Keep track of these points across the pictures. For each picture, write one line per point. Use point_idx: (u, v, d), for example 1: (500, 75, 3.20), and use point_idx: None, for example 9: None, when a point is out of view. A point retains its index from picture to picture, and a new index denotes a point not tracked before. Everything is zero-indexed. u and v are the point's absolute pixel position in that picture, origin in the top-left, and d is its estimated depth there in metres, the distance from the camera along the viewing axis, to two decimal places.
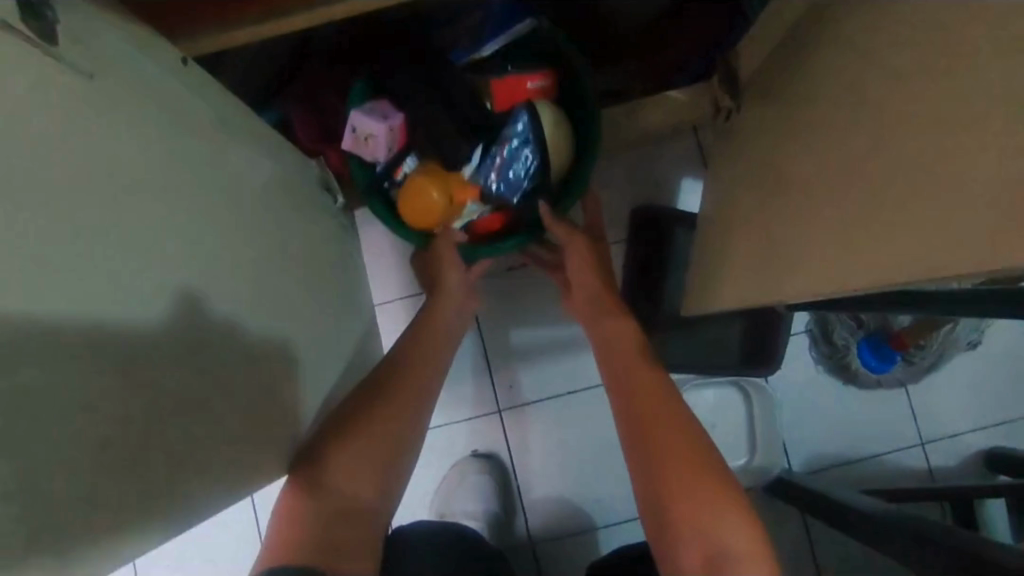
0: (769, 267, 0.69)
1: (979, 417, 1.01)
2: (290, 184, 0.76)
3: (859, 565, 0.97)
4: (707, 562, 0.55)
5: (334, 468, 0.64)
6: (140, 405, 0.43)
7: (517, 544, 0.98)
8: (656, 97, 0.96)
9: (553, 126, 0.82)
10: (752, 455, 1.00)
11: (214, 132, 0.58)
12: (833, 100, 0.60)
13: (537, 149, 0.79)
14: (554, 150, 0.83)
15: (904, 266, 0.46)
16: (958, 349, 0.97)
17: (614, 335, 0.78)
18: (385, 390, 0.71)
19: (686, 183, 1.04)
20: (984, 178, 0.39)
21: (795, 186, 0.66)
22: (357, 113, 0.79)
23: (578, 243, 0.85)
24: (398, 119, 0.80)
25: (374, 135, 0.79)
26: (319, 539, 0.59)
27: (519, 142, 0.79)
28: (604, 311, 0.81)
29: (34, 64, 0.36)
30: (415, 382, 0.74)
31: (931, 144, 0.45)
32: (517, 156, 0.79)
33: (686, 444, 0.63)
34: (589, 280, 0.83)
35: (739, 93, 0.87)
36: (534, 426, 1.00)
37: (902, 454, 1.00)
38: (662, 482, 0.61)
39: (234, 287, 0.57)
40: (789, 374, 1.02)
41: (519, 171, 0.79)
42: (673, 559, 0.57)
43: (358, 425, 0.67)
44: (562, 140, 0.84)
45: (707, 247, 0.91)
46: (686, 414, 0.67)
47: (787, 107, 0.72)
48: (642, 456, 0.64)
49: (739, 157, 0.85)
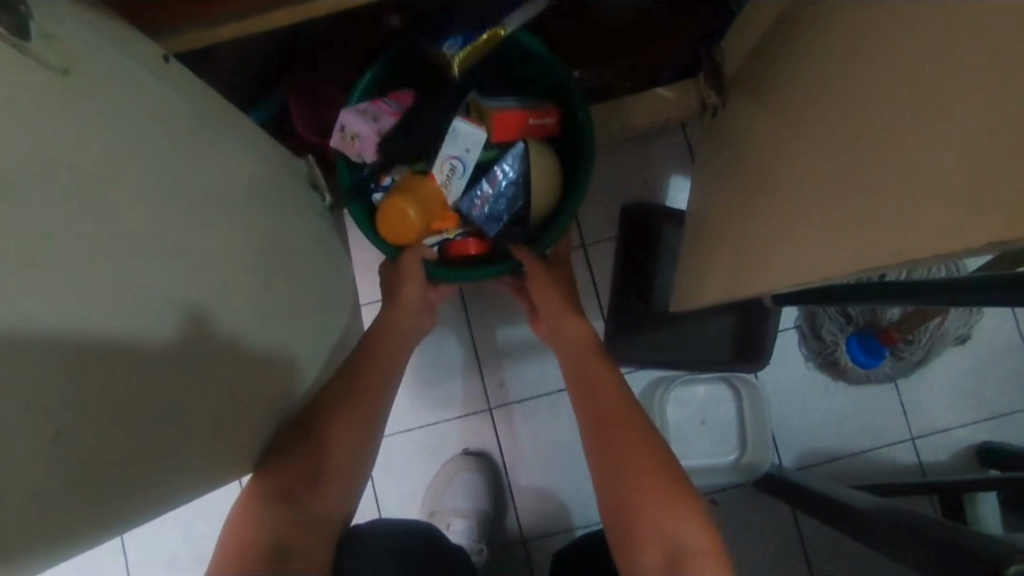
0: (755, 259, 0.69)
1: (970, 412, 1.01)
2: (275, 181, 0.76)
3: (851, 560, 0.97)
4: (667, 561, 0.55)
5: (292, 465, 0.63)
6: (115, 400, 0.43)
7: (508, 541, 0.98)
8: (641, 95, 0.97)
9: (544, 168, 0.84)
10: (742, 451, 1.00)
11: (194, 132, 0.59)
12: (819, 93, 0.60)
13: (522, 192, 0.83)
14: (541, 183, 0.84)
15: (876, 256, 0.47)
16: (947, 344, 0.97)
17: (574, 343, 0.78)
18: (347, 393, 0.71)
19: (674, 180, 1.04)
20: (953, 166, 0.40)
21: (779, 181, 0.66)
22: (348, 113, 0.79)
23: (542, 272, 0.84)
24: (389, 123, 0.80)
25: (360, 136, 0.79)
26: (279, 532, 0.58)
27: (508, 181, 0.82)
28: (568, 317, 0.81)
29: (7, 57, 0.36)
30: (373, 390, 0.74)
31: (905, 135, 0.45)
32: (503, 191, 0.82)
33: (646, 448, 0.64)
34: (552, 290, 0.83)
35: (724, 88, 0.89)
36: (524, 424, 1.00)
37: (892, 449, 1.01)
38: (624, 487, 0.61)
39: (216, 284, 0.57)
40: (779, 368, 1.02)
41: (501, 204, 0.83)
42: (632, 561, 0.58)
43: (319, 427, 0.67)
44: (550, 174, 0.85)
45: (695, 243, 0.91)
46: (642, 419, 0.68)
47: (772, 101, 0.72)
48: (604, 461, 0.65)
49: (726, 152, 0.85)
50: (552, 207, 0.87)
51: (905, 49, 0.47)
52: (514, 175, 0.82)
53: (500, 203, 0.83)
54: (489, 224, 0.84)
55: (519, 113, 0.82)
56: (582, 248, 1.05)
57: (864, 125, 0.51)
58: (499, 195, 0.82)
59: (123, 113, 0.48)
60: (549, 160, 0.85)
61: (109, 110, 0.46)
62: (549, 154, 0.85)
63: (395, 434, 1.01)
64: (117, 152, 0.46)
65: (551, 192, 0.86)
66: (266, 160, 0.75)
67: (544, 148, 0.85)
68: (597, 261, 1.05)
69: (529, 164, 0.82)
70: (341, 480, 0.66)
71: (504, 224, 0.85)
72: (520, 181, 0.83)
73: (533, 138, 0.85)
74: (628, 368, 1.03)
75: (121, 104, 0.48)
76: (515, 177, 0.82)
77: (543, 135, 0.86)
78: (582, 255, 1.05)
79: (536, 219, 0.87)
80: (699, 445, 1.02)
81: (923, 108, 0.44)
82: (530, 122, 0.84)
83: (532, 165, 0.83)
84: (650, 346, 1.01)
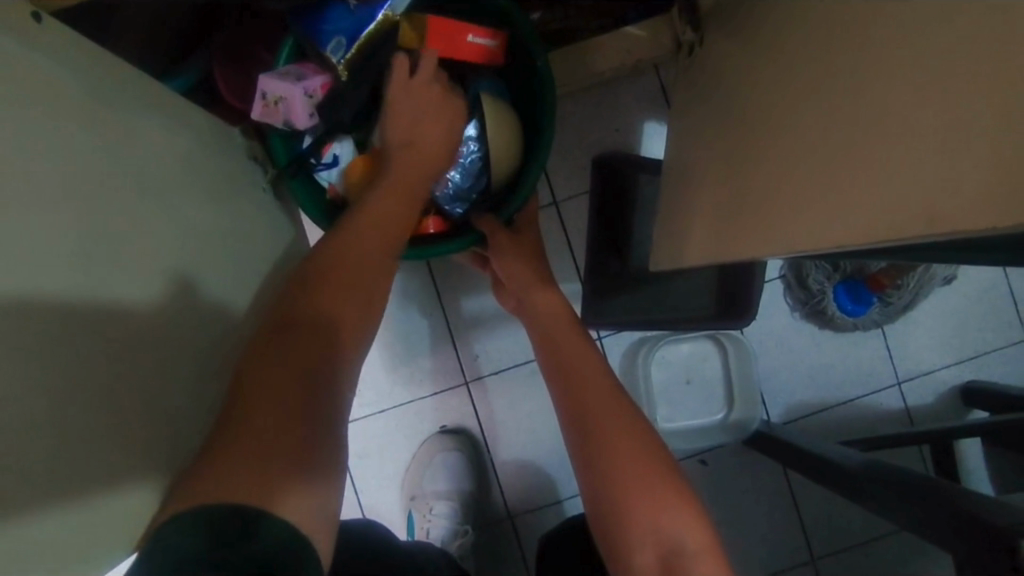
0: (740, 216, 0.63)
1: (957, 353, 0.98)
2: (204, 149, 0.67)
3: (839, 512, 0.96)
4: (661, 561, 0.51)
5: (261, 395, 0.43)
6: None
7: (494, 517, 0.95)
8: (605, 35, 0.88)
9: (504, 127, 0.77)
10: (730, 408, 0.97)
11: (82, 108, 0.49)
12: (809, 28, 0.53)
13: (485, 165, 0.76)
14: (500, 146, 0.76)
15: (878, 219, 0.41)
16: (935, 285, 0.94)
17: (550, 315, 0.72)
18: (322, 274, 0.53)
19: (647, 127, 0.97)
20: (967, 110, 0.34)
21: (762, 132, 0.60)
22: (267, 75, 0.69)
23: (503, 242, 0.76)
24: (316, 80, 0.70)
25: (285, 99, 0.69)
26: (277, 462, 0.40)
27: (471, 156, 0.76)
28: (538, 285, 0.75)
29: None
30: (356, 272, 0.54)
31: (911, 73, 0.39)
32: (466, 165, 0.76)
33: (629, 437, 0.58)
34: (522, 264, 0.76)
35: (700, 22, 0.80)
36: (500, 397, 0.95)
37: (879, 395, 0.98)
38: (607, 482, 0.57)
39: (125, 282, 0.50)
40: (763, 322, 0.98)
41: (463, 178, 0.77)
42: (626, 560, 0.54)
43: (275, 346, 0.47)
44: (509, 138, 0.77)
45: (673, 196, 0.85)
46: (627, 401, 0.62)
47: (755, 36, 0.65)
48: (585, 450, 0.60)
49: (704, 94, 0.78)
50: (514, 171, 0.79)
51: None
52: (472, 148, 0.75)
53: (458, 178, 0.76)
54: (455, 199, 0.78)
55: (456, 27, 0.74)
56: (553, 207, 0.98)
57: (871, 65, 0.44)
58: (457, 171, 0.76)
59: None
60: (507, 119, 0.77)
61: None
62: (505, 113, 0.77)
63: (369, 416, 0.95)
64: None
65: (512, 155, 0.78)
66: (192, 133, 0.66)
67: (500, 103, 0.78)
68: (570, 219, 0.98)
69: (487, 125, 0.75)
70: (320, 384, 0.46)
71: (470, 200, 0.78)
72: (478, 152, 0.75)
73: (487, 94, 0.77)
74: (607, 331, 0.98)
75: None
76: (473, 149, 0.75)
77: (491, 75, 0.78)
78: (554, 214, 0.98)
79: (498, 185, 0.79)
80: (685, 404, 0.99)
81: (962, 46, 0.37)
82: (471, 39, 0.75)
83: (490, 125, 0.75)
84: (630, 306, 0.96)
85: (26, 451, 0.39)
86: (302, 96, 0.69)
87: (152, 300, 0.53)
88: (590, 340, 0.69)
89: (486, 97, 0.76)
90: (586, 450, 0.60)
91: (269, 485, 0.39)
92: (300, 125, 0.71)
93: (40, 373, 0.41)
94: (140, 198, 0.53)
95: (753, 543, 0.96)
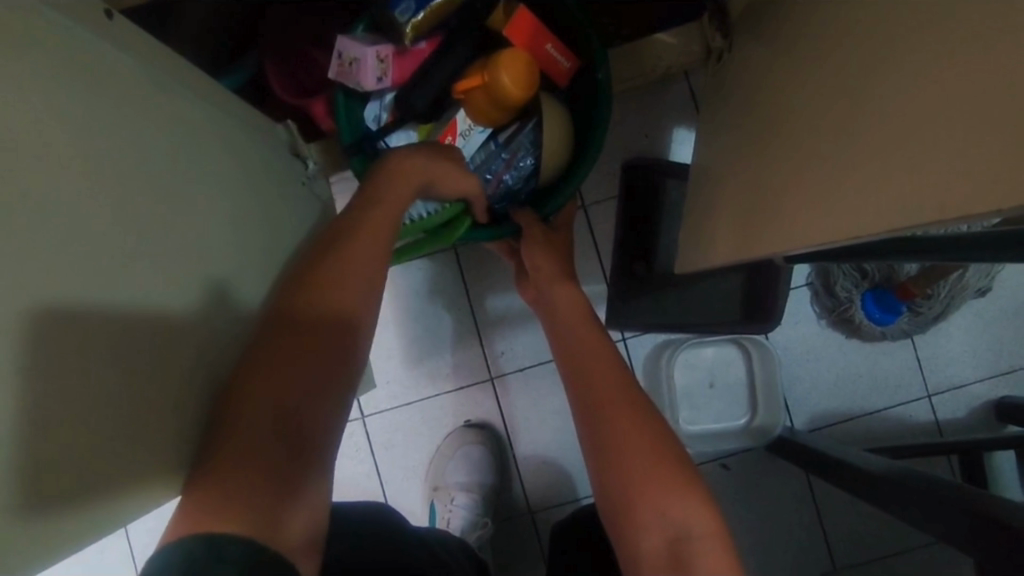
0: (764, 215, 0.64)
1: (991, 367, 0.97)
2: (247, 141, 0.71)
3: (863, 523, 0.95)
4: (670, 548, 0.53)
5: (244, 421, 0.49)
6: (60, 385, 0.40)
7: (515, 511, 0.97)
8: (639, 41, 0.90)
9: (558, 131, 0.81)
10: (753, 414, 0.97)
11: (135, 104, 0.53)
12: (840, 33, 0.54)
13: (535, 171, 0.82)
14: (552, 146, 0.81)
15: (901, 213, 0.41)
16: (967, 297, 0.91)
17: (566, 309, 0.75)
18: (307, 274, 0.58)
19: (678, 133, 0.98)
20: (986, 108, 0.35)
21: (788, 135, 0.61)
22: (344, 38, 0.77)
23: (537, 236, 0.80)
24: (388, 48, 0.78)
25: (361, 60, 0.76)
26: (260, 485, 0.46)
27: (527, 161, 0.81)
28: (559, 281, 0.78)
29: None
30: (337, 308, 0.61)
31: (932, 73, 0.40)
32: (519, 171, 0.82)
33: (640, 428, 0.60)
34: (547, 261, 0.79)
35: (729, 30, 0.82)
36: (522, 394, 0.97)
37: (907, 407, 0.97)
38: (618, 470, 0.59)
39: (171, 258, 0.53)
40: (789, 328, 0.98)
41: (514, 182, 0.83)
42: (635, 548, 0.55)
43: (269, 359, 0.52)
44: (557, 143, 0.81)
45: (700, 200, 0.86)
46: (638, 391, 0.64)
47: (785, 40, 0.66)
48: (596, 439, 0.62)
49: (732, 100, 0.79)
50: (559, 169, 0.84)
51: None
52: (526, 154, 0.81)
53: (511, 179, 0.83)
54: (501, 195, 0.84)
55: (537, 26, 0.78)
56: (582, 209, 1.00)
57: (901, 61, 0.44)
58: (511, 175, 0.82)
59: (43, 89, 0.43)
60: (561, 124, 0.81)
61: (9, 86, 0.40)
62: (560, 117, 0.81)
63: (396, 407, 0.98)
64: (33, 131, 0.41)
65: (559, 156, 0.82)
66: (238, 127, 0.69)
67: (556, 103, 0.82)
68: (598, 221, 1.00)
69: (545, 129, 0.79)
70: (293, 400, 0.51)
71: (514, 200, 0.85)
72: (529, 159, 0.81)
73: (547, 97, 0.81)
74: (632, 333, 1.00)
75: (29, 79, 0.42)
76: (527, 155, 0.81)
77: (554, 79, 0.83)
78: (582, 217, 1.00)
79: (544, 182, 0.84)
80: (708, 408, 0.99)
81: (975, 42, 0.38)
82: (547, 46, 0.80)
83: (546, 128, 0.80)
84: (655, 309, 0.97)
85: (72, 411, 0.41)
86: (376, 59, 0.77)
87: (199, 282, 0.56)
88: (607, 336, 0.71)
89: (544, 98, 0.80)
90: (598, 437, 0.62)
91: (252, 499, 0.45)
92: (366, 86, 0.77)
93: (92, 338, 0.43)
94: (182, 189, 0.56)
95: (773, 548, 0.96)
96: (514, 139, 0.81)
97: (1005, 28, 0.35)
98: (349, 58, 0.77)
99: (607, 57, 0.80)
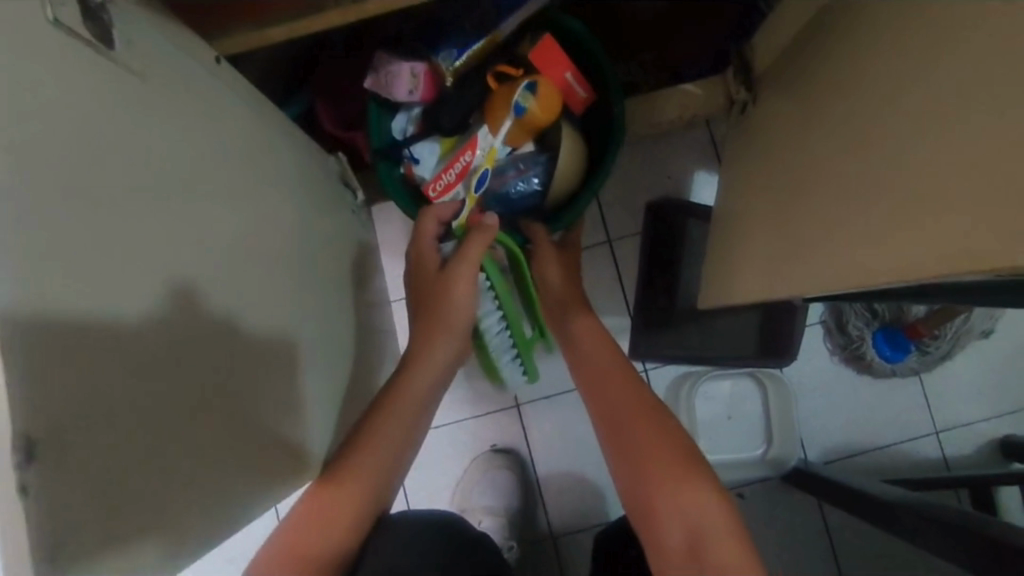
0: (789, 255, 0.69)
1: (994, 407, 1.01)
2: (308, 170, 0.75)
3: (874, 555, 0.99)
4: (689, 538, 0.55)
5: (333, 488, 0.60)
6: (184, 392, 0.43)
7: (539, 536, 0.99)
8: (667, 89, 0.96)
9: (570, 154, 0.86)
10: (769, 445, 1.01)
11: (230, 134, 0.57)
12: (864, 93, 0.59)
13: (542, 191, 0.87)
14: (561, 163, 0.86)
15: (923, 253, 0.46)
16: (972, 338, 0.97)
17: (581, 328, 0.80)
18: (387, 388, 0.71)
19: (699, 176, 1.04)
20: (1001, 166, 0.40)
21: (811, 183, 0.66)
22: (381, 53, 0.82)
23: (546, 251, 0.86)
24: (422, 65, 0.82)
25: (395, 73, 0.80)
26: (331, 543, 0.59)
27: (534, 181, 0.87)
28: (574, 302, 0.83)
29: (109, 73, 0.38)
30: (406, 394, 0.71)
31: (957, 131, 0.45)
32: (526, 185, 0.87)
33: (658, 436, 0.65)
34: (562, 283, 0.85)
35: (753, 83, 0.88)
36: (547, 421, 1.01)
37: (917, 443, 1.01)
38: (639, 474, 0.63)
39: None
40: (805, 364, 1.03)
41: (518, 194, 0.87)
42: (657, 543, 0.58)
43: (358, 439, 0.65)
44: (567, 164, 0.86)
45: (723, 239, 0.91)
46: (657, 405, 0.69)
47: (808, 96, 0.71)
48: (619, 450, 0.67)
49: (755, 147, 0.85)
50: (569, 195, 0.89)
51: (964, 46, 0.46)
52: (535, 173, 0.86)
53: (517, 192, 0.87)
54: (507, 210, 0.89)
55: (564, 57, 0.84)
56: (607, 244, 1.05)
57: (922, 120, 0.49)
58: (518, 187, 0.86)
59: None
60: (574, 147, 0.87)
61: None
62: (572, 138, 0.87)
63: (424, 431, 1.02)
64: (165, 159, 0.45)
65: (568, 178, 0.87)
66: (303, 158, 0.74)
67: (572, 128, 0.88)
68: (623, 257, 1.05)
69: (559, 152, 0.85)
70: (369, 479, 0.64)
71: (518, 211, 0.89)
72: (537, 177, 0.86)
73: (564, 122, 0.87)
74: (653, 364, 1.04)
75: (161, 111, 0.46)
76: (535, 173, 0.86)
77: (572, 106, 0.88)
78: (607, 252, 1.05)
79: (554, 203, 0.89)
80: (725, 439, 1.03)
81: (987, 103, 0.43)
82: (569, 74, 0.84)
83: (560, 148, 0.85)
84: (675, 342, 1.02)
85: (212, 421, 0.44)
86: (409, 74, 0.80)
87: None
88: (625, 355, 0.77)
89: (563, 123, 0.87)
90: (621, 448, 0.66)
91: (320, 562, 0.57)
92: (398, 97, 0.82)
93: None
94: None
95: None
96: (530, 157, 0.86)
97: (1002, 90, 0.41)
98: (385, 71, 0.81)
99: (624, 102, 0.87)
